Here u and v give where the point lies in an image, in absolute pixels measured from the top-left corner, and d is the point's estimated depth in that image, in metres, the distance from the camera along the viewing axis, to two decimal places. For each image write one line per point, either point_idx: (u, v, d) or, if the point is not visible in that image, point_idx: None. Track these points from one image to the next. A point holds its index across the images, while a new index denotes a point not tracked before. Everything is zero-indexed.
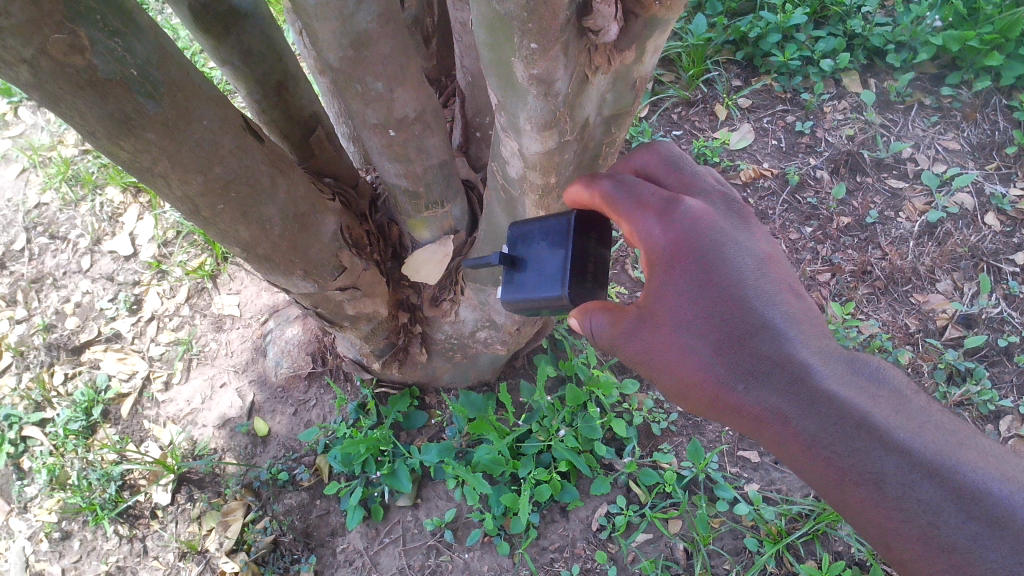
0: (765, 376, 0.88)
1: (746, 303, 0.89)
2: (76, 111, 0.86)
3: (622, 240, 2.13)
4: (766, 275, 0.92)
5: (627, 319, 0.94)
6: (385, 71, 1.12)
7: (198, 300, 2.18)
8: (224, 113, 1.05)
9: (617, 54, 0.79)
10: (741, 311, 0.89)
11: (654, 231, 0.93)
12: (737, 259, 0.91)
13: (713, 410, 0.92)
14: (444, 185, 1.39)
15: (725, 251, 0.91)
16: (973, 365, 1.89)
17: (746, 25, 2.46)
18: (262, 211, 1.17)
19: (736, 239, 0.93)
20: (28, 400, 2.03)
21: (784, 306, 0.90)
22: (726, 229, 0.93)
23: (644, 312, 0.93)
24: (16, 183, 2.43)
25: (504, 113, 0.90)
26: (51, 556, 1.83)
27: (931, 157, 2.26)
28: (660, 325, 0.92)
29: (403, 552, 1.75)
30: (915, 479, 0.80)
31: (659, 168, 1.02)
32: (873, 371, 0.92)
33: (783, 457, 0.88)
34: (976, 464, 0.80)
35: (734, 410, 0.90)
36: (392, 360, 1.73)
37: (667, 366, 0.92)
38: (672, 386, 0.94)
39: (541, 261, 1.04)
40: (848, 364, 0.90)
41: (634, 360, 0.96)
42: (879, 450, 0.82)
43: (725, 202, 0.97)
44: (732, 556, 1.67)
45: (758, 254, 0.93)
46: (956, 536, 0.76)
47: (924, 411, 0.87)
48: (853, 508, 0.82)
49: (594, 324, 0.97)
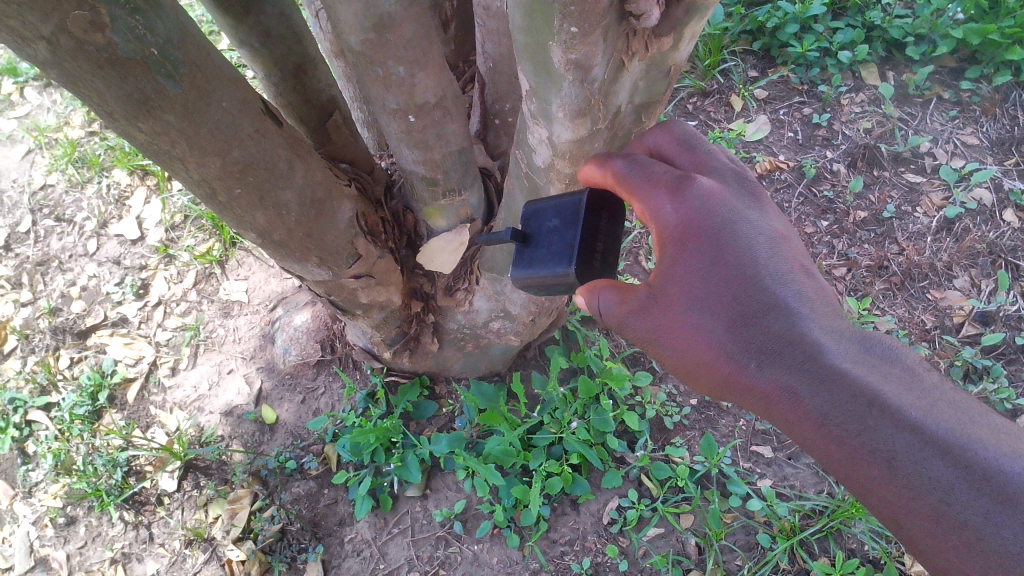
0: (777, 355, 0.85)
1: (757, 282, 0.87)
2: (94, 90, 0.83)
3: (636, 231, 2.11)
4: (778, 253, 0.89)
5: (637, 297, 0.91)
6: (407, 54, 1.10)
7: (206, 286, 2.15)
8: (244, 95, 1.02)
9: (655, 40, 0.76)
10: (752, 290, 0.86)
11: (664, 210, 0.89)
12: (749, 238, 0.88)
13: (723, 389, 0.90)
14: (462, 172, 1.36)
15: (737, 230, 0.88)
16: (990, 363, 1.87)
17: (763, 15, 2.44)
18: (280, 195, 1.15)
19: (748, 218, 0.89)
20: (33, 383, 2.01)
21: (796, 284, 0.88)
22: (739, 207, 0.90)
23: (654, 291, 0.90)
24: (21, 164, 2.41)
25: (536, 99, 0.88)
26: (55, 542, 1.81)
27: (949, 151, 2.24)
28: (671, 304, 0.89)
29: (412, 543, 1.73)
30: (927, 457, 0.77)
31: (673, 146, 0.97)
32: (885, 349, 0.89)
33: (794, 436, 0.85)
34: (988, 442, 0.78)
35: (744, 389, 0.87)
36: (403, 348, 1.71)
37: (677, 345, 0.90)
38: (681, 365, 0.92)
39: (552, 239, 1.01)
40: (859, 343, 0.88)
41: (643, 339, 0.94)
42: (891, 428, 0.79)
43: (737, 180, 0.94)
44: (744, 552, 1.66)
45: (770, 232, 0.90)
46: (967, 513, 0.74)
47: (935, 390, 0.85)
48: (864, 486, 0.80)
49: (603, 303, 0.94)
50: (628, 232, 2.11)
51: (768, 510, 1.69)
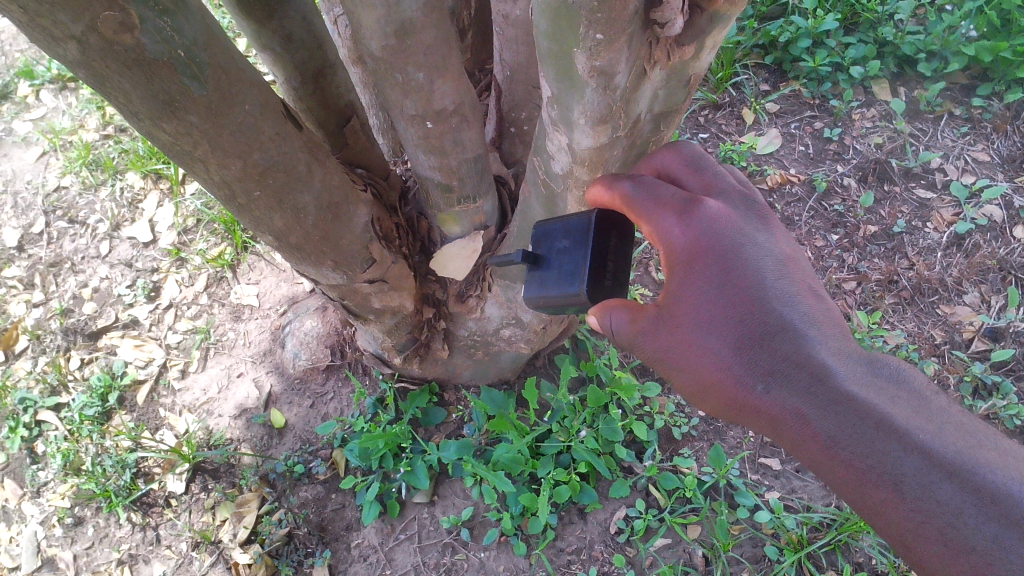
0: (784, 377, 0.85)
1: (765, 304, 0.86)
2: (120, 89, 0.84)
3: (646, 242, 2.12)
4: (786, 274, 0.89)
5: (646, 317, 0.91)
6: (427, 61, 1.11)
7: (217, 290, 2.16)
8: (266, 98, 1.03)
9: (677, 49, 0.77)
10: (759, 311, 0.86)
11: (672, 231, 0.90)
12: (756, 259, 0.88)
13: (730, 410, 0.89)
14: (477, 179, 1.37)
15: (744, 251, 0.88)
16: (999, 379, 1.87)
17: (776, 29, 2.46)
18: (297, 199, 1.16)
19: (754, 240, 0.89)
20: (44, 383, 2.02)
21: (803, 306, 0.87)
22: (747, 229, 0.90)
23: (663, 311, 0.90)
24: (36, 166, 2.43)
25: (557, 106, 0.89)
26: (62, 542, 1.82)
27: (960, 168, 2.25)
28: (679, 324, 0.89)
29: (418, 549, 1.73)
30: (935, 480, 0.77)
31: (682, 169, 0.97)
32: (893, 371, 0.89)
33: (802, 458, 0.85)
34: (997, 466, 0.78)
35: (752, 410, 0.87)
36: (414, 355, 1.72)
37: (684, 366, 0.90)
38: (689, 385, 0.91)
39: (562, 260, 1.02)
40: (867, 365, 0.87)
41: (652, 358, 0.94)
42: (899, 451, 0.79)
43: (744, 202, 0.93)
44: (752, 564, 1.65)
45: (777, 254, 0.90)
46: (976, 537, 0.74)
47: (943, 413, 0.85)
48: (872, 509, 0.80)
49: (614, 322, 0.94)
50: (639, 243, 2.12)
51: (776, 522, 1.69)
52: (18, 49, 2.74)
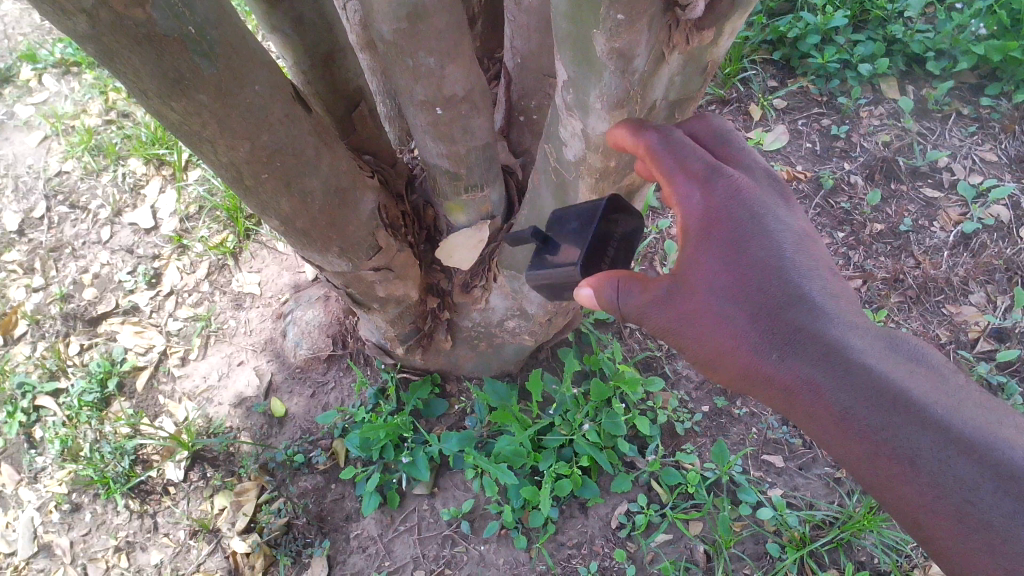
0: (799, 347, 0.83)
1: (781, 275, 0.85)
2: (130, 66, 0.83)
3: (651, 236, 2.11)
4: (804, 250, 0.88)
5: (657, 286, 0.88)
6: (439, 46, 1.10)
7: (219, 278, 2.15)
8: (275, 79, 1.02)
9: (696, 34, 0.76)
10: (776, 283, 0.85)
11: (692, 198, 0.87)
12: (775, 231, 0.87)
13: (743, 382, 0.87)
14: (485, 167, 1.36)
15: (764, 221, 0.87)
16: (1005, 380, 1.85)
17: (785, 25, 2.46)
18: (305, 182, 1.15)
19: (775, 212, 0.88)
20: (42, 368, 2.01)
21: (821, 281, 0.86)
22: (767, 201, 0.89)
23: (675, 280, 0.88)
24: (37, 150, 2.42)
25: (574, 90, 0.88)
26: (59, 528, 1.81)
27: (968, 167, 2.24)
28: (692, 292, 0.87)
29: (418, 541, 1.72)
30: (952, 456, 0.76)
31: (707, 139, 0.95)
32: (911, 350, 0.88)
33: (814, 433, 0.84)
34: (1014, 443, 0.77)
35: (765, 382, 0.85)
36: (416, 345, 1.71)
37: (696, 336, 0.88)
38: (700, 358, 0.90)
39: (569, 240, 1.00)
40: (884, 341, 0.86)
41: (660, 330, 0.91)
42: (916, 426, 0.78)
43: (766, 178, 0.93)
44: (753, 561, 1.64)
45: (797, 228, 0.89)
46: (991, 514, 0.74)
47: (962, 391, 0.84)
48: (885, 486, 0.79)
49: (619, 293, 0.89)
50: (644, 237, 2.11)
51: (779, 519, 1.68)
52: (21, 32, 2.72)
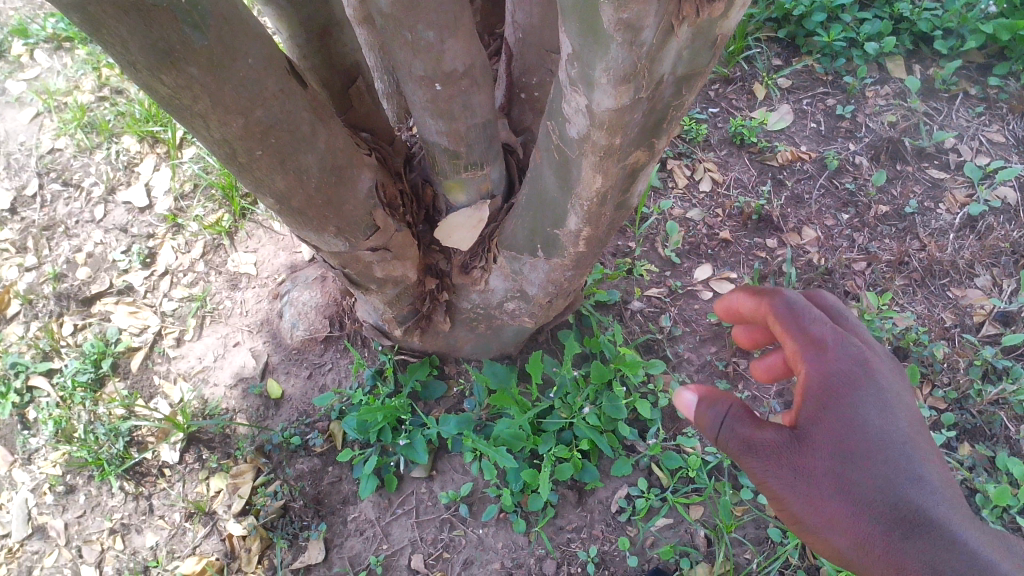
0: (897, 514, 0.92)
1: (890, 453, 0.94)
2: (118, 37, 0.80)
3: (653, 217, 2.08)
4: (914, 435, 0.97)
5: (768, 438, 0.98)
6: (438, 19, 1.06)
7: (214, 257, 2.12)
8: (270, 53, 0.99)
9: (707, 6, 0.72)
10: (886, 458, 0.93)
11: (811, 364, 0.98)
12: (892, 416, 0.96)
13: (839, 540, 0.95)
14: (485, 145, 1.33)
15: (880, 399, 0.96)
16: (1010, 364, 1.83)
17: (790, 2, 2.42)
18: (301, 159, 1.11)
19: (886, 388, 0.98)
20: (35, 349, 1.98)
21: (927, 468, 0.95)
22: (883, 383, 0.98)
23: (790, 438, 0.97)
24: (29, 127, 2.38)
25: (578, 63, 0.85)
26: (53, 510, 1.79)
27: (975, 148, 2.21)
28: (803, 453, 0.95)
29: (416, 524, 1.71)
30: None
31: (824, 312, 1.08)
32: (1002, 544, 0.96)
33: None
34: None
35: (862, 546, 0.93)
36: (414, 327, 1.68)
37: (799, 494, 0.96)
38: (796, 516, 0.98)
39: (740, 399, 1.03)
40: (979, 526, 0.95)
41: (760, 484, 1.00)
42: None
43: (888, 365, 1.02)
44: (754, 546, 1.64)
45: (907, 414, 0.98)
46: None
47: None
48: None
49: (725, 416, 1.01)
50: (646, 218, 2.08)
51: None
52: (13, 6, 2.68)
